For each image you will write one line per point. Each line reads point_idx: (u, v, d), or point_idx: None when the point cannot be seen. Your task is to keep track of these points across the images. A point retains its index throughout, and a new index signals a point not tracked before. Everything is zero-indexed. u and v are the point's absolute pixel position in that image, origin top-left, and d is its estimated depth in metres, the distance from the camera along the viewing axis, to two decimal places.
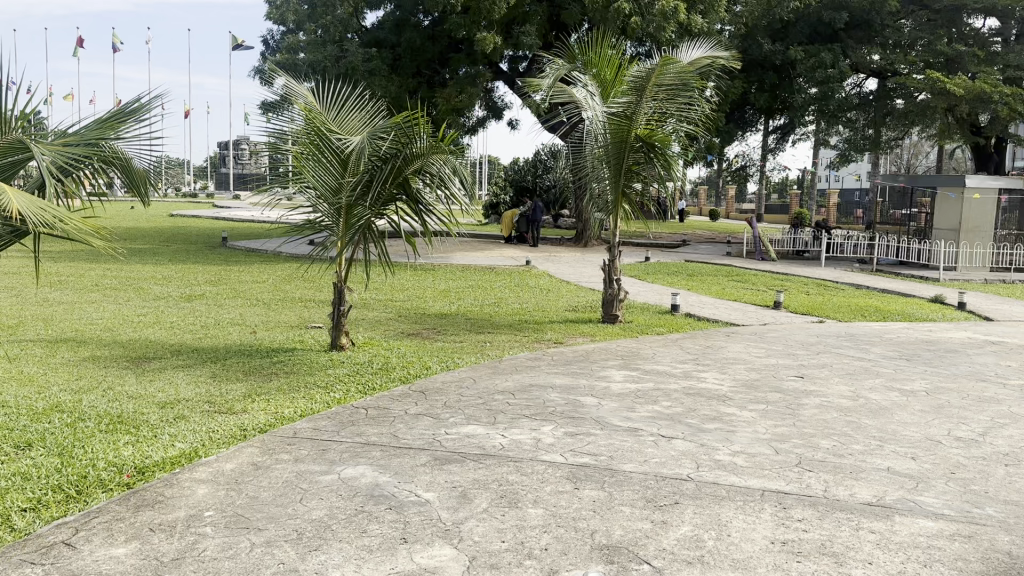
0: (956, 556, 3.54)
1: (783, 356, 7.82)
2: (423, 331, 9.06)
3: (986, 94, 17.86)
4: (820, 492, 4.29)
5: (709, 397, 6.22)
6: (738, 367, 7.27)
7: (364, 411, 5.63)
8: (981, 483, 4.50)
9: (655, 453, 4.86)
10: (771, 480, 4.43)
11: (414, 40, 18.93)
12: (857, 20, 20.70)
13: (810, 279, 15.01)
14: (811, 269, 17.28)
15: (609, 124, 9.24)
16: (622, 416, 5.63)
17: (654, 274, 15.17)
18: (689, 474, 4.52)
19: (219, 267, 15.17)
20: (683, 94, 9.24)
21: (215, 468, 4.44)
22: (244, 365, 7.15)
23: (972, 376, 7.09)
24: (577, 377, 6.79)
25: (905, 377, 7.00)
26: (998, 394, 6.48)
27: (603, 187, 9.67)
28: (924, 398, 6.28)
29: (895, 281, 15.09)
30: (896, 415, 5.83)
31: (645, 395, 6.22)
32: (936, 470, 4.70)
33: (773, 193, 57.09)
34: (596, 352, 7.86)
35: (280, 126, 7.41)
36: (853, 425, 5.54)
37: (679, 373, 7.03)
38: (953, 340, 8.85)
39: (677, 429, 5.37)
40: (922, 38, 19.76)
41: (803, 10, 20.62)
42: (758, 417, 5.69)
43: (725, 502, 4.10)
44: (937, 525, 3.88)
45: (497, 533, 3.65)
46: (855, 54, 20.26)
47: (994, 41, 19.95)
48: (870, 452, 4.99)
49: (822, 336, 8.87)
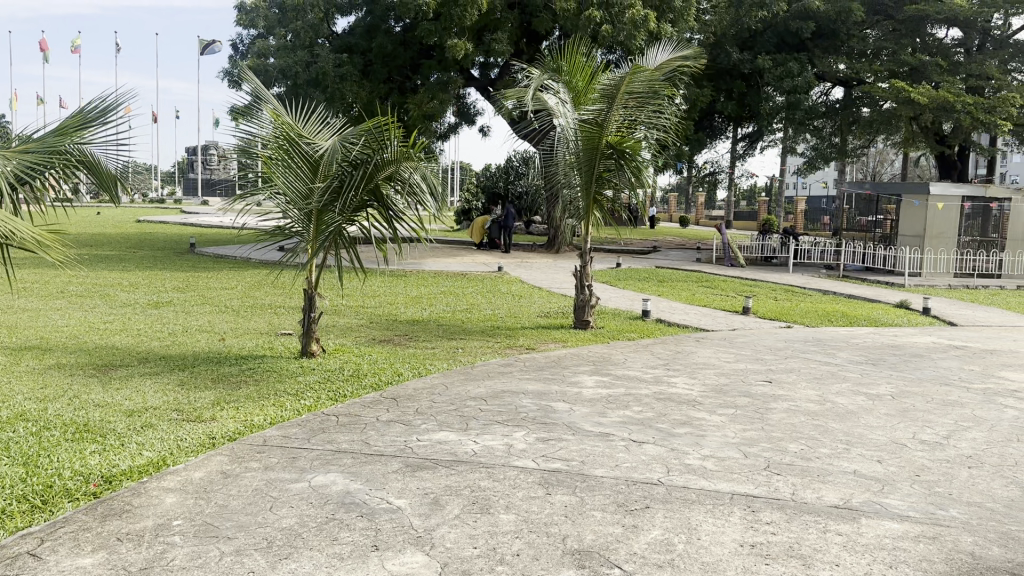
0: (921, 557, 3.61)
1: (752, 360, 7.91)
2: (394, 338, 9.02)
3: (949, 103, 18.19)
4: (788, 495, 4.35)
5: (679, 402, 6.27)
6: (707, 372, 7.34)
7: (335, 418, 5.60)
8: (945, 486, 4.59)
9: (626, 458, 4.89)
10: (740, 484, 4.49)
11: (385, 45, 18.93)
12: (824, 30, 21.00)
13: (779, 285, 15.20)
14: (780, 275, 17.50)
15: (580, 131, 9.31)
16: (593, 421, 5.67)
17: (625, 280, 15.27)
18: (660, 478, 4.56)
19: (188, 274, 14.98)
20: (652, 102, 9.34)
21: (184, 477, 4.39)
22: (212, 372, 7.07)
23: (936, 380, 7.24)
24: (549, 382, 6.81)
25: (871, 381, 7.12)
26: (961, 398, 6.62)
27: (574, 194, 9.78)
28: (889, 402, 6.40)
29: (861, 287, 15.34)
30: (862, 418, 5.93)
31: (617, 401, 6.27)
32: (901, 473, 4.78)
33: (742, 200, 57.74)
34: (567, 358, 7.89)
35: (251, 130, 7.37)
36: (821, 429, 5.63)
37: (650, 378, 7.08)
38: (918, 345, 9.02)
39: (648, 433, 5.42)
40: (887, 48, 20.20)
41: (771, 20, 20.86)
42: (727, 422, 5.75)
43: (695, 506, 4.15)
44: (903, 527, 3.96)
45: (469, 539, 3.65)
46: (821, 63, 20.60)
47: (956, 51, 20.39)
48: (837, 455, 5.07)
49: (790, 341, 8.99)
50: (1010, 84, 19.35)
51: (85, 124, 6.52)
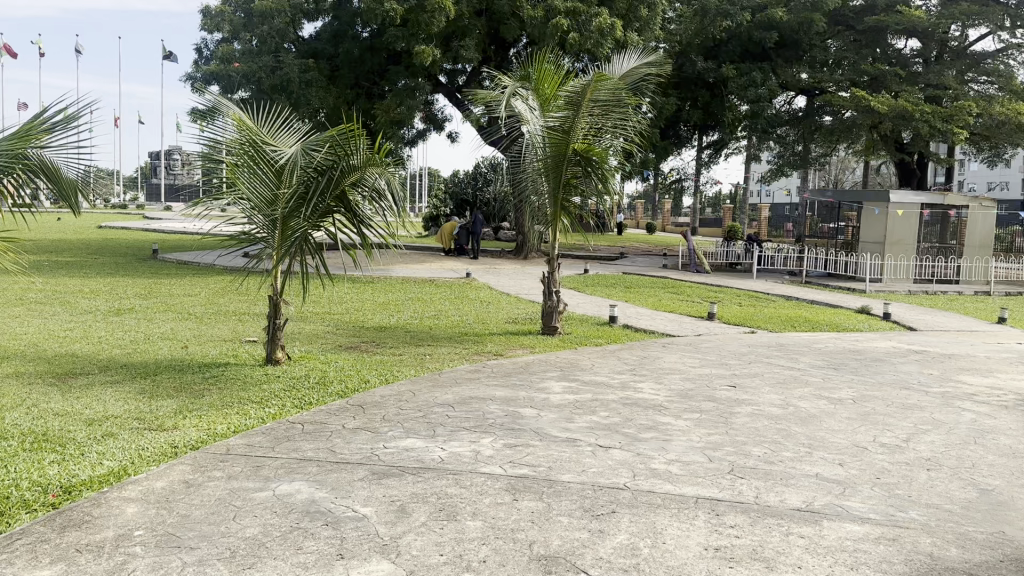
0: (881, 559, 3.68)
1: (717, 365, 8.01)
2: (361, 344, 8.97)
3: (908, 113, 18.50)
4: (751, 498, 4.41)
5: (645, 407, 6.32)
6: (673, 377, 7.41)
7: (300, 426, 5.55)
8: (904, 488, 4.68)
9: (592, 463, 4.92)
10: (704, 488, 4.54)
11: (351, 50, 18.98)
12: (787, 40, 21.23)
13: (743, 291, 15.41)
14: (745, 281, 17.73)
15: (547, 137, 9.35)
16: (560, 426, 5.69)
17: (592, 286, 15.37)
18: (626, 483, 4.59)
19: (150, 280, 14.75)
20: (617, 110, 9.40)
21: (145, 487, 4.32)
22: (175, 380, 6.97)
23: (896, 384, 7.38)
24: (517, 389, 6.82)
25: (833, 385, 7.24)
26: (920, 401, 6.76)
27: (542, 201, 9.86)
28: (851, 406, 6.52)
29: (824, 293, 15.60)
30: (824, 422, 6.03)
31: (584, 406, 6.30)
32: (862, 476, 4.87)
33: (708, 206, 58.41)
34: (535, 364, 7.91)
35: (214, 135, 7.23)
36: (783, 433, 5.71)
37: (617, 384, 7.13)
38: (878, 349, 9.19)
39: (615, 438, 5.45)
40: (847, 58, 20.74)
41: (734, 30, 20.87)
42: (692, 426, 5.81)
43: (660, 510, 4.19)
44: (863, 529, 4.03)
45: (435, 546, 3.64)
46: (783, 72, 20.97)
47: (915, 62, 20.94)
48: (800, 458, 5.16)
49: (754, 346, 9.12)
50: (967, 94, 19.78)
51: (43, 128, 6.41)
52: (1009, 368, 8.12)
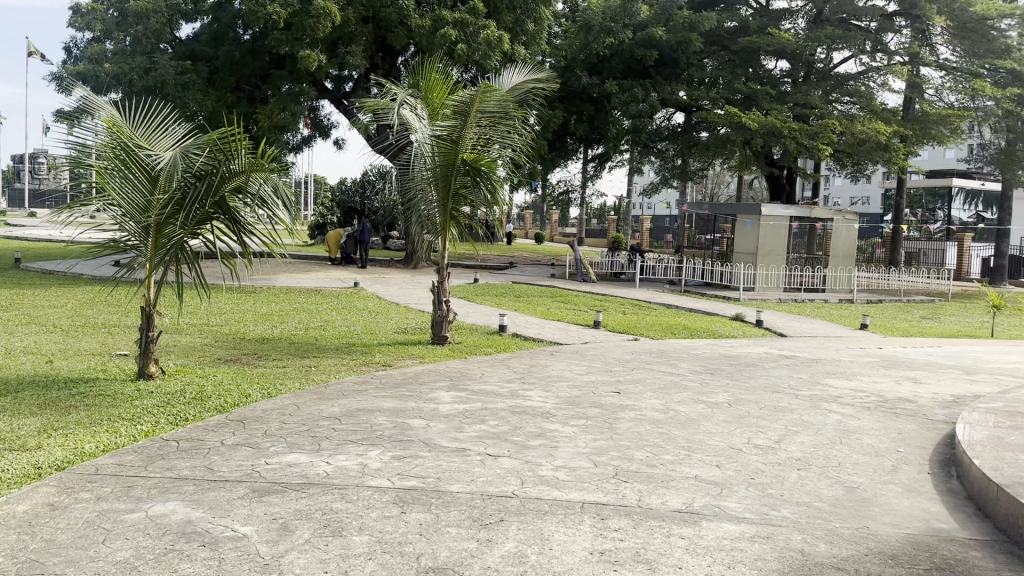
0: (756, 556, 3.86)
1: (602, 372, 8.20)
2: (242, 357, 8.65)
3: (776, 130, 19.76)
4: (634, 502, 4.54)
5: (534, 415, 6.40)
6: (561, 385, 7.53)
7: (176, 444, 5.29)
8: (776, 487, 4.94)
9: (481, 472, 4.93)
10: (590, 493, 4.64)
11: (232, 53, 18.31)
12: (666, 58, 22.11)
13: (627, 300, 15.89)
14: (628, 290, 18.28)
15: (436, 146, 9.32)
16: (449, 437, 5.67)
17: (481, 295, 15.46)
18: (514, 491, 4.63)
19: (7, 291, 13.70)
20: (504, 122, 9.46)
21: (3, 512, 4.00)
22: (37, 398, 6.49)
23: (769, 387, 7.79)
24: (406, 399, 6.75)
25: (710, 390, 7.56)
26: (790, 404, 7.16)
27: (431, 211, 9.84)
28: (726, 409, 6.82)
29: (702, 301, 16.30)
30: (702, 426, 6.28)
31: (473, 415, 6.31)
32: (738, 477, 5.10)
33: (594, 217, 59.91)
34: (424, 374, 7.86)
35: (82, 138, 6.88)
36: (665, 437, 5.91)
37: (506, 392, 7.17)
38: (752, 355, 9.68)
39: (503, 447, 5.48)
40: (723, 77, 21.71)
41: (617, 47, 21.53)
42: (579, 433, 5.93)
43: (547, 516, 4.24)
44: (739, 528, 4.22)
45: (320, 564, 3.55)
46: (663, 89, 21.81)
47: (783, 82, 22.21)
48: (680, 461, 5.35)
49: (638, 353, 9.40)
50: (830, 113, 21.09)
51: None
52: (869, 371, 8.72)
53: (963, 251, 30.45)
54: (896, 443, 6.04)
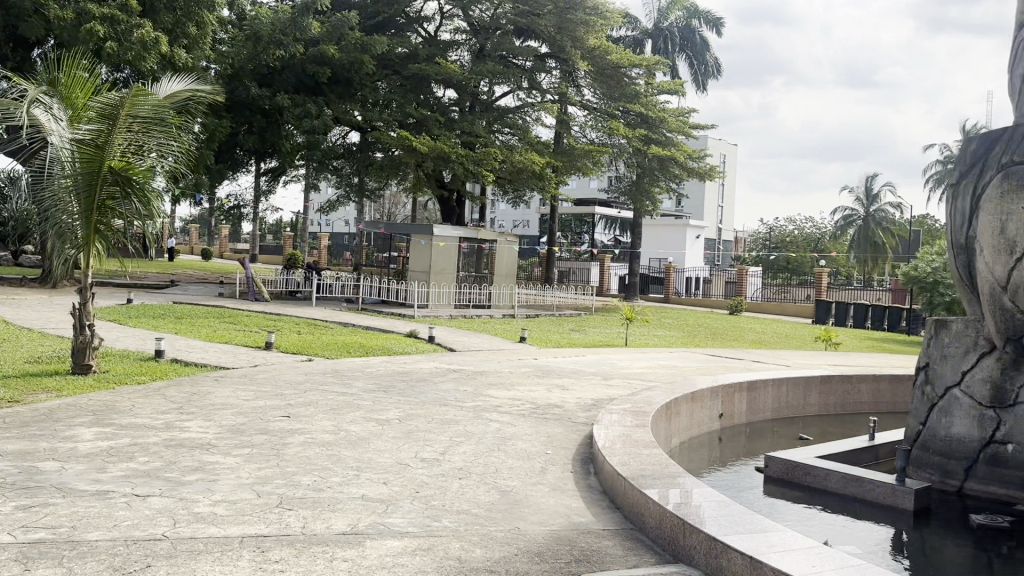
0: (416, 570, 3.97)
1: (272, 396, 7.89)
2: None
3: (444, 154, 20.84)
4: (299, 529, 4.41)
5: (192, 446, 5.93)
6: (226, 412, 7.09)
7: None
8: (439, 498, 5.15)
9: (125, 516, 4.43)
10: (251, 525, 4.41)
11: None
12: (339, 77, 22.14)
13: (301, 319, 15.53)
14: (303, 309, 17.88)
15: (76, 151, 8.32)
16: (88, 479, 5.03)
17: (136, 317, 14.02)
18: (165, 532, 4.23)
19: None
20: (160, 128, 8.76)
21: None
22: None
23: (437, 401, 8.11)
24: (34, 440, 5.85)
25: (381, 407, 7.66)
26: (455, 416, 7.52)
27: (72, 223, 8.57)
28: (396, 426, 6.96)
29: (377, 319, 16.52)
30: (372, 444, 6.33)
31: (119, 453, 5.66)
32: (403, 492, 5.22)
33: (270, 233, 57.76)
34: (60, 409, 6.88)
35: None
36: (334, 458, 5.85)
37: (161, 424, 6.56)
38: (422, 370, 10.01)
39: (154, 485, 5.00)
40: (394, 101, 22.20)
41: (289, 60, 21.07)
42: (243, 462, 5.62)
43: (201, 556, 3.94)
44: (402, 543, 4.32)
45: None
46: (337, 108, 21.79)
47: (451, 109, 23.45)
48: (347, 482, 5.33)
49: (310, 374, 9.21)
50: (492, 142, 22.63)
51: None
52: (525, 381, 9.50)
53: (605, 270, 34.56)
54: (546, 446, 6.64)
